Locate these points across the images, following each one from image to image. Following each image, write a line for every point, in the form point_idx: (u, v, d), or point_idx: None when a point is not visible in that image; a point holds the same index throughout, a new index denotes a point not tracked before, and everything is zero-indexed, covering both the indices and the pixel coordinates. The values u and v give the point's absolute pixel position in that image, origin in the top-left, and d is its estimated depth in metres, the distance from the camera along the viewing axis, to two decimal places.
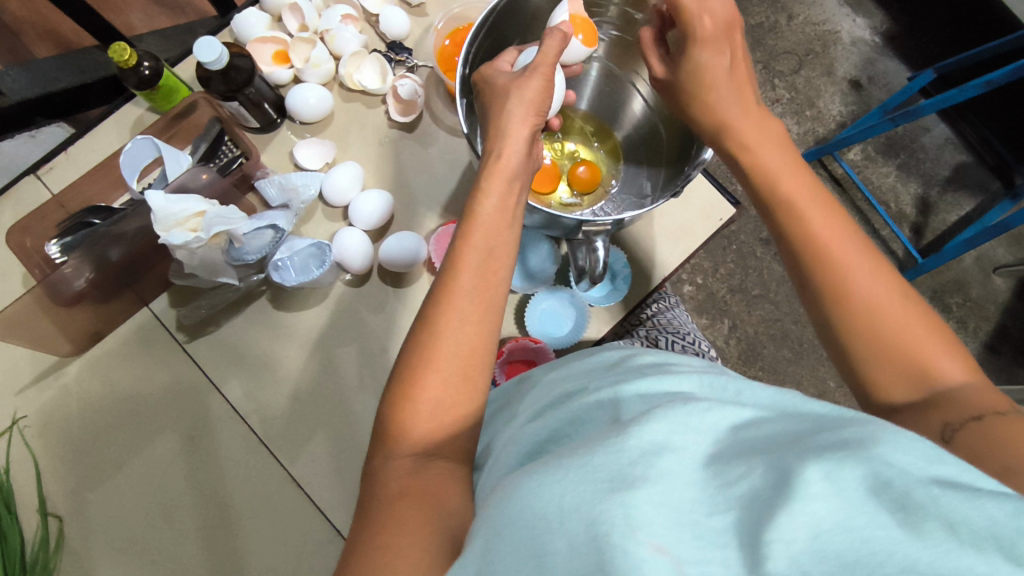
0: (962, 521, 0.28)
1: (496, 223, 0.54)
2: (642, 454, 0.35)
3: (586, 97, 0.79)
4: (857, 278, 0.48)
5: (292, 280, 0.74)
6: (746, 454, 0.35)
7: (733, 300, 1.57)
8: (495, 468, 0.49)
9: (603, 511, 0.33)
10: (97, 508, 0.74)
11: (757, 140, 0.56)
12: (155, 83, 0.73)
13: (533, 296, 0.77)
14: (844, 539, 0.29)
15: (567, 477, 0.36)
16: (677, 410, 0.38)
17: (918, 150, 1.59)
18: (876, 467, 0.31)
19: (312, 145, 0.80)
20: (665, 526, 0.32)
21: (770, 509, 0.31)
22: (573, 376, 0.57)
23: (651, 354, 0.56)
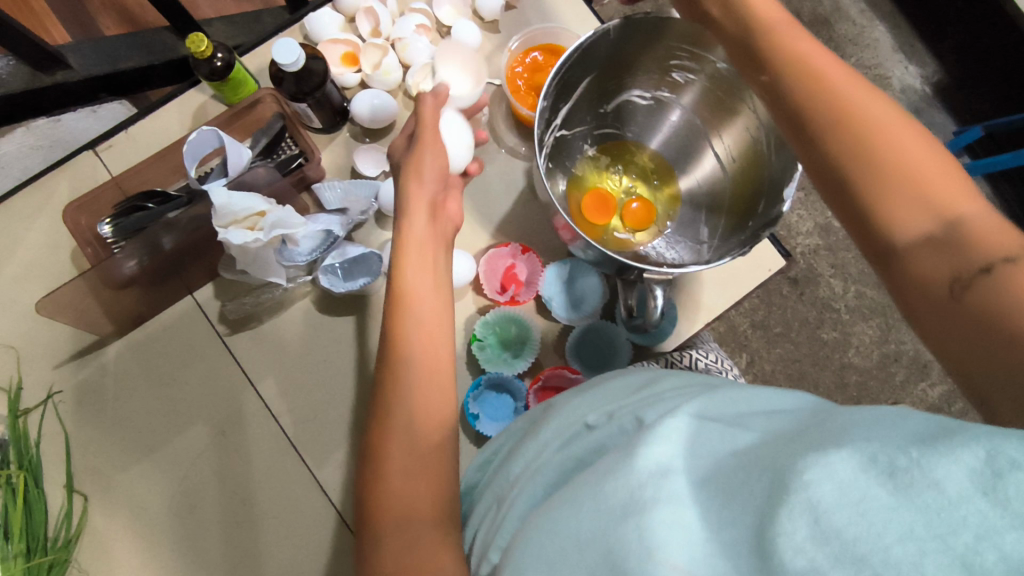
0: (946, 478, 0.28)
1: (427, 298, 0.60)
2: (652, 475, 0.37)
3: (658, 138, 0.78)
4: (868, 116, 0.43)
5: (340, 288, 0.74)
6: (744, 458, 0.37)
7: (753, 336, 1.56)
8: (522, 495, 0.50)
9: (617, 537, 0.35)
10: (123, 490, 0.74)
11: (766, 8, 0.50)
12: (227, 75, 0.73)
13: (576, 327, 0.77)
14: (841, 517, 0.29)
15: (583, 509, 0.38)
16: (678, 428, 0.39)
17: None
18: (857, 441, 0.32)
19: (371, 153, 0.79)
20: (686, 547, 0.33)
21: (772, 511, 0.32)
22: (596, 400, 0.56)
23: (676, 374, 0.56)
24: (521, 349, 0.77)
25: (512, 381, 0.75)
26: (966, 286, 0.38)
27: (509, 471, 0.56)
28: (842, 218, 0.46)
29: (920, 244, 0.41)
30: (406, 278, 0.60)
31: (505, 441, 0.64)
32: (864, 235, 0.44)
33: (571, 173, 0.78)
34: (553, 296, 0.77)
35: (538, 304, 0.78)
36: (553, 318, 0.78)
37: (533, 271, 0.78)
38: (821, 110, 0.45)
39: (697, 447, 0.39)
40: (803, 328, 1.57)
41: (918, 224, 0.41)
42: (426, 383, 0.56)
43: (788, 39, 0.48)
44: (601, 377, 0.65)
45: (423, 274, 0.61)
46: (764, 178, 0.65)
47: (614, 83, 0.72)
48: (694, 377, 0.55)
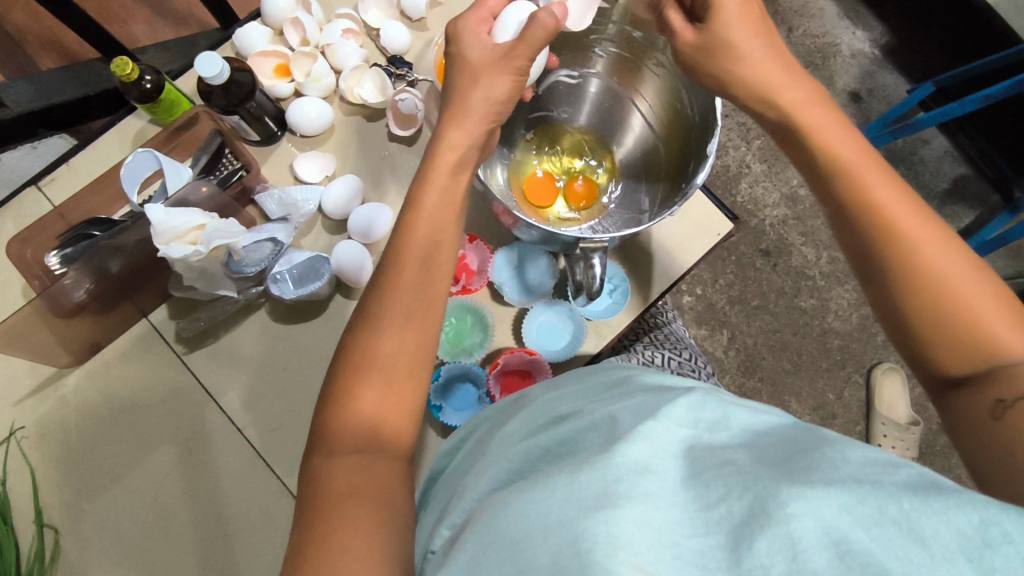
0: (933, 535, 0.31)
1: (442, 215, 0.55)
2: (626, 472, 0.39)
3: (585, 112, 0.79)
4: (920, 247, 0.47)
5: (289, 293, 0.75)
6: (719, 475, 0.39)
7: (732, 311, 1.56)
8: (477, 481, 0.50)
9: (585, 527, 0.36)
10: (94, 519, 0.74)
11: (805, 99, 0.56)
12: (157, 96, 0.74)
13: (530, 309, 0.77)
14: (821, 556, 0.32)
15: (555, 494, 0.39)
16: (653, 432, 0.41)
17: (918, 163, 1.63)
18: (845, 490, 0.34)
19: (313, 159, 0.80)
20: (646, 548, 0.35)
21: (749, 533, 0.34)
22: (569, 399, 0.57)
23: (653, 375, 0.57)
24: (479, 338, 0.78)
25: (472, 369, 0.75)
26: (1006, 411, 0.41)
27: (470, 464, 0.56)
28: (903, 350, 0.50)
29: (972, 377, 0.44)
30: (430, 194, 0.55)
31: (474, 431, 0.63)
32: (921, 364, 0.48)
33: (511, 159, 0.78)
34: (504, 281, 0.77)
35: (491, 291, 0.79)
36: (507, 303, 0.78)
37: (483, 259, 0.79)
38: (878, 236, 0.49)
39: (672, 457, 0.41)
40: (781, 298, 1.57)
41: (960, 368, 0.45)
42: (412, 349, 0.50)
43: (845, 146, 0.53)
44: (563, 377, 0.66)
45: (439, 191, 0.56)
46: (693, 139, 0.66)
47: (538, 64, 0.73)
48: (670, 378, 0.55)
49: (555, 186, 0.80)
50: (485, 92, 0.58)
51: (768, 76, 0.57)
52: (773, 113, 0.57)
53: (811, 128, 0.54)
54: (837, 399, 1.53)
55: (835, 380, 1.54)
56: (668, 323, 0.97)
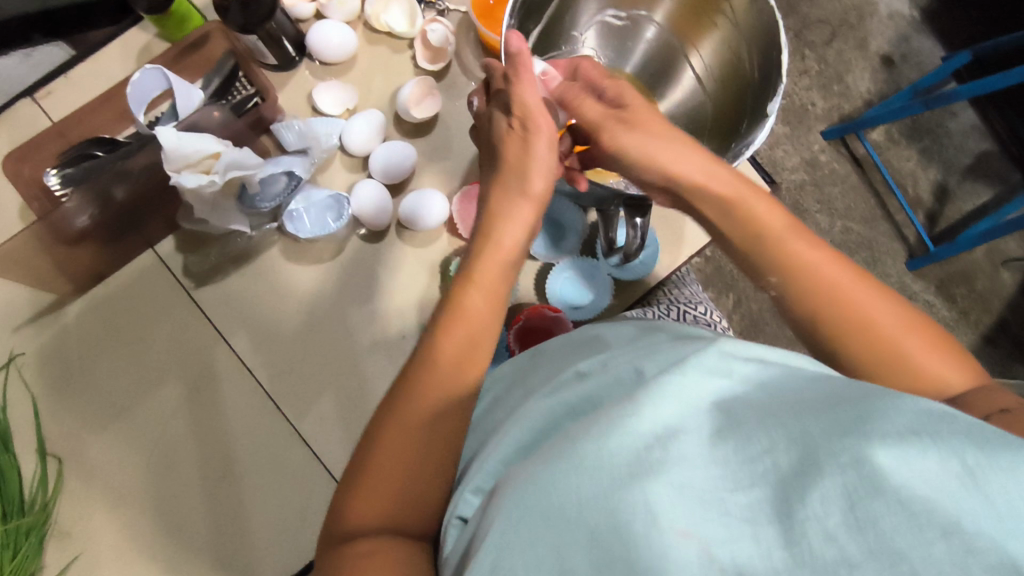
0: (998, 490, 0.28)
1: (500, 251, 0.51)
2: (655, 437, 0.35)
3: (633, 59, 0.73)
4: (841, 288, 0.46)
5: (306, 232, 0.71)
6: (763, 425, 0.35)
7: (740, 276, 1.55)
8: (501, 439, 0.47)
9: (624, 501, 0.32)
10: (97, 452, 0.72)
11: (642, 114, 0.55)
12: (167, 9, 0.68)
13: (556, 265, 0.75)
14: (880, 509, 0.29)
15: (583, 462, 0.35)
16: (667, 383, 0.38)
17: (943, 135, 1.59)
18: (902, 441, 0.30)
19: (334, 90, 0.75)
20: (688, 511, 0.32)
21: (798, 486, 0.31)
22: (592, 350, 0.54)
23: (682, 328, 0.53)
24: None
25: None
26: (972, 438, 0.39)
27: (493, 418, 0.53)
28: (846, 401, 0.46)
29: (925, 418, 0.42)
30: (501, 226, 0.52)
31: (494, 384, 0.60)
32: None
33: None
34: None
35: None
36: (531, 257, 0.76)
37: None
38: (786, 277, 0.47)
39: (701, 411, 0.37)
40: None
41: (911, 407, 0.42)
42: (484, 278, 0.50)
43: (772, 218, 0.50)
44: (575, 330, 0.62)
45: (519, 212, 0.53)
46: (749, 97, 0.63)
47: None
48: (690, 329, 0.52)
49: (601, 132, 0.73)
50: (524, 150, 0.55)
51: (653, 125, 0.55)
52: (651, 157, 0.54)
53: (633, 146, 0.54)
54: None
55: None
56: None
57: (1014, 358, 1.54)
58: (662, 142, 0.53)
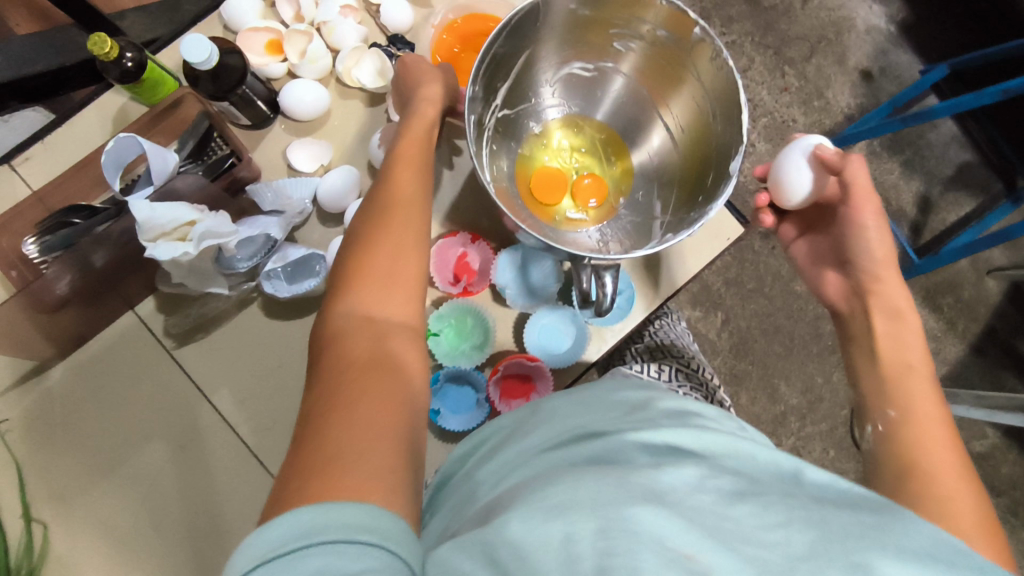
0: None
1: (405, 190, 0.60)
2: (675, 489, 0.37)
3: (603, 108, 0.75)
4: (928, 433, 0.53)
5: (284, 292, 0.72)
6: (779, 504, 0.36)
7: (728, 293, 1.56)
8: (494, 487, 0.47)
9: (633, 514, 0.34)
10: (83, 516, 0.72)
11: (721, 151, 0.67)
12: (140, 76, 0.68)
13: (533, 313, 0.75)
14: None
15: (600, 484, 0.37)
16: (700, 461, 0.40)
17: (924, 147, 1.61)
18: (911, 557, 0.33)
19: (306, 146, 0.76)
20: (691, 537, 0.33)
21: (811, 563, 0.33)
22: (589, 412, 0.52)
23: (677, 400, 0.52)
24: (480, 339, 0.76)
25: (471, 373, 0.74)
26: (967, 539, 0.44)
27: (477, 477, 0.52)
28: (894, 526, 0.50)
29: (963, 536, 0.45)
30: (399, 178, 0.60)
31: (486, 438, 0.59)
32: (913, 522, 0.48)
33: (517, 154, 0.75)
34: (507, 284, 0.75)
35: (493, 292, 0.77)
36: (509, 306, 0.76)
37: (485, 259, 0.76)
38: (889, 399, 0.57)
39: (720, 480, 0.39)
40: (777, 282, 1.56)
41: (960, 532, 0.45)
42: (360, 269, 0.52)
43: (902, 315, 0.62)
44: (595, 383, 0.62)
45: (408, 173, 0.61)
46: (712, 153, 0.66)
47: (533, 47, 0.68)
48: (688, 402, 0.52)
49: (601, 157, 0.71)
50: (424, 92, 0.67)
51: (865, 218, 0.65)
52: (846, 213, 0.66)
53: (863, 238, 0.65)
54: (828, 383, 1.54)
55: (825, 365, 1.54)
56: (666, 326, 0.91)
57: (1003, 366, 1.55)
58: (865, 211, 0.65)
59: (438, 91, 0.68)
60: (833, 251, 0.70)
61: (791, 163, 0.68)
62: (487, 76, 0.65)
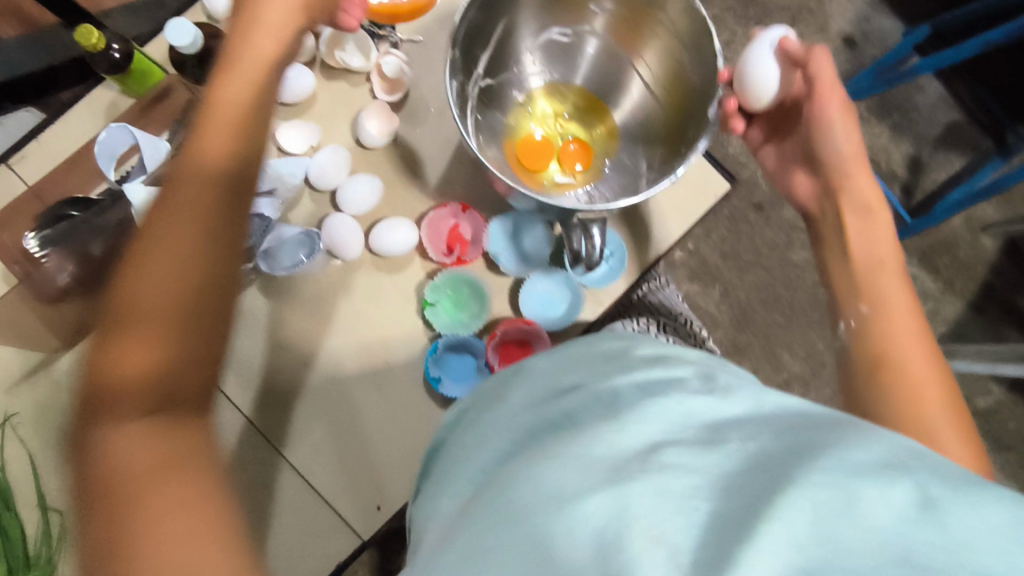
0: (965, 528, 0.29)
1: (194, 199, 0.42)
2: (633, 455, 0.35)
3: (581, 72, 0.77)
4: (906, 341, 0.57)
5: (281, 271, 0.73)
6: (741, 450, 0.35)
7: (725, 266, 1.56)
8: (475, 462, 0.47)
9: (591, 504, 0.33)
10: None
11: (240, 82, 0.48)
12: (127, 67, 0.70)
13: (527, 278, 0.77)
14: (850, 534, 0.29)
15: (558, 466, 0.36)
16: (655, 408, 0.39)
17: (911, 109, 1.61)
18: (872, 475, 0.32)
19: (295, 129, 0.77)
20: (652, 509, 0.32)
21: (767, 506, 0.31)
22: (567, 368, 0.51)
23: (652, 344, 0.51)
24: (477, 309, 0.77)
25: (471, 341, 0.75)
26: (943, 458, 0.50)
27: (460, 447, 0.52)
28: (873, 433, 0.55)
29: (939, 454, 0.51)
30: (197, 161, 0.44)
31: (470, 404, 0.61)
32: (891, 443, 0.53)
33: (502, 123, 0.76)
34: (500, 251, 0.76)
35: (486, 261, 0.78)
36: (503, 273, 0.78)
37: (477, 229, 0.77)
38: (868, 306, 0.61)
39: (680, 432, 0.37)
40: (774, 252, 1.57)
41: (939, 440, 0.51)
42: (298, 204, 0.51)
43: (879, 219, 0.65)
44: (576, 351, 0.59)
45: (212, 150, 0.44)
46: (693, 103, 0.67)
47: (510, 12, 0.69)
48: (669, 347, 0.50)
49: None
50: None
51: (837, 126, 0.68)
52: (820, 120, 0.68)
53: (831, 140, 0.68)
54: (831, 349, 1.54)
55: (827, 332, 1.54)
56: (659, 290, 0.94)
57: (1003, 321, 1.55)
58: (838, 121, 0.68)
59: (291, 3, 0.52)
60: (799, 151, 0.73)
61: (761, 57, 0.70)
62: (466, 41, 0.66)
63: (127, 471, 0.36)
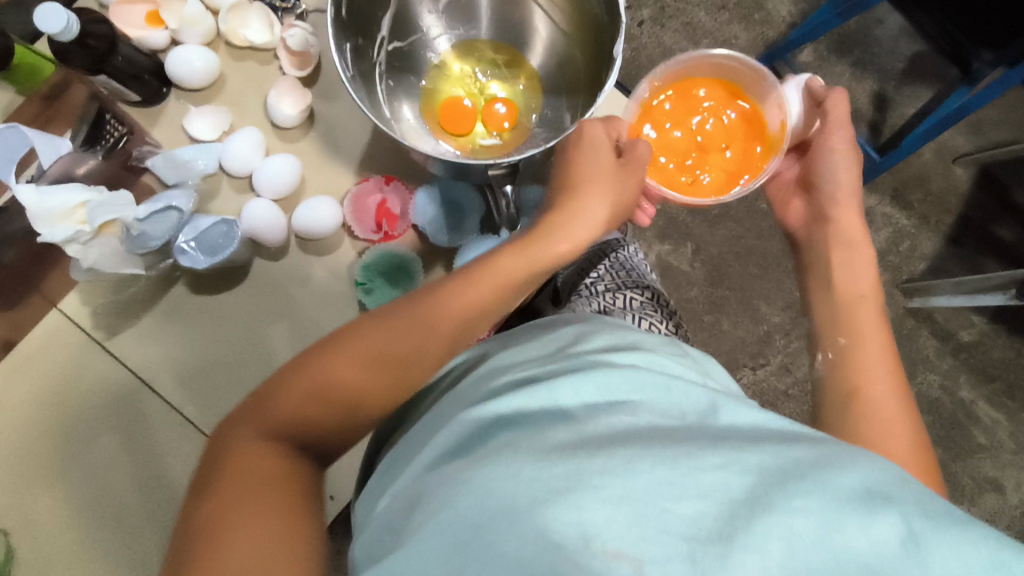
0: (939, 561, 0.31)
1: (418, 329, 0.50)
2: (601, 466, 0.34)
3: (484, 25, 0.72)
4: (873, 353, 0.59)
5: (202, 263, 0.70)
6: (704, 452, 0.35)
7: (695, 223, 1.53)
8: (410, 455, 0.46)
9: (547, 516, 0.32)
10: (43, 520, 0.72)
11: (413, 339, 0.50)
12: (10, 62, 0.67)
13: (462, 250, 0.74)
14: (823, 557, 0.31)
15: (522, 469, 0.35)
16: (614, 424, 0.39)
17: (872, 43, 1.56)
18: (852, 507, 0.32)
19: (205, 116, 0.74)
20: (624, 529, 0.31)
21: (742, 524, 0.32)
22: (518, 362, 0.50)
23: (604, 335, 0.52)
24: (411, 285, 0.74)
25: None
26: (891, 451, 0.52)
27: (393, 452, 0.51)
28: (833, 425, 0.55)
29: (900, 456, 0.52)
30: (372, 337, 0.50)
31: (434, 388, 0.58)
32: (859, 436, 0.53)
33: (419, 90, 0.73)
34: (429, 222, 0.73)
35: (418, 234, 0.76)
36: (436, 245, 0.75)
37: (405, 202, 0.74)
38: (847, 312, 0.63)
39: (643, 439, 0.37)
40: (743, 203, 1.53)
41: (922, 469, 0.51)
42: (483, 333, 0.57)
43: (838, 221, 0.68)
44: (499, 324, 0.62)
45: (376, 329, 0.50)
46: (604, 41, 0.63)
47: None
48: (622, 337, 0.52)
49: (691, 144, 0.72)
50: (587, 219, 0.59)
51: (837, 159, 0.68)
52: (836, 153, 0.68)
53: (831, 175, 0.68)
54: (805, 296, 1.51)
55: None
56: (622, 262, 0.90)
57: (983, 253, 1.51)
58: (840, 158, 0.68)
59: (597, 203, 0.59)
60: (799, 176, 0.73)
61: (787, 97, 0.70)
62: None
63: (254, 479, 0.42)
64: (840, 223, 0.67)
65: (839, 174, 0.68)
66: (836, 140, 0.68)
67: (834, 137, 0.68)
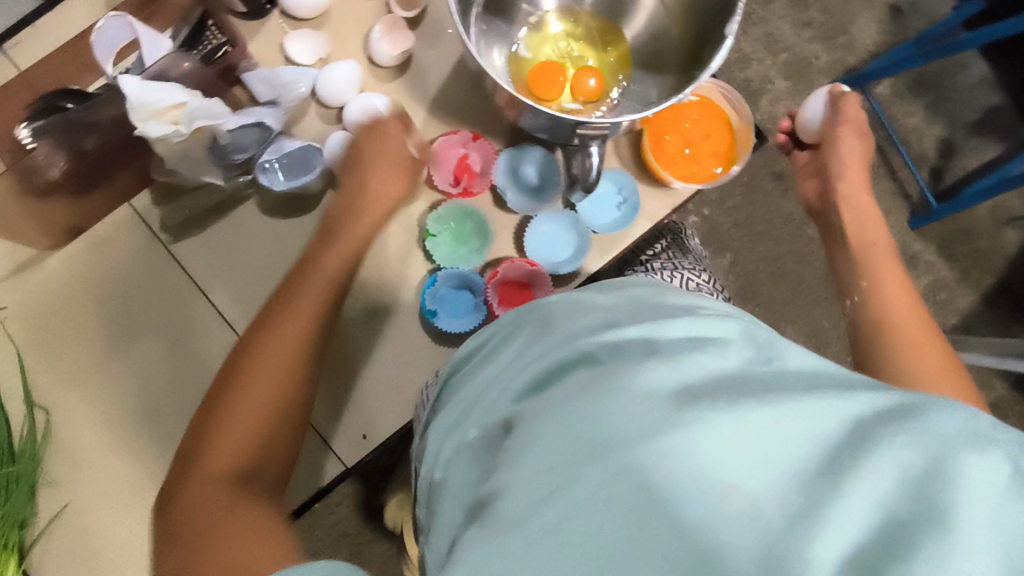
0: None
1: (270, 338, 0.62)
2: (694, 410, 0.32)
3: None
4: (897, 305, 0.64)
5: (280, 185, 0.70)
6: (800, 398, 0.33)
7: (737, 236, 1.51)
8: (482, 391, 0.44)
9: (642, 456, 0.31)
10: (81, 405, 0.73)
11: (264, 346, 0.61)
12: None
13: (534, 218, 0.74)
14: (944, 503, 0.28)
15: (615, 407, 0.33)
16: (700, 364, 0.36)
17: (950, 88, 1.53)
18: (967, 448, 0.30)
19: (305, 39, 0.73)
20: (727, 465, 0.30)
21: (853, 474, 0.30)
22: (588, 304, 0.46)
23: (682, 293, 0.45)
24: (479, 245, 0.75)
25: (470, 277, 0.73)
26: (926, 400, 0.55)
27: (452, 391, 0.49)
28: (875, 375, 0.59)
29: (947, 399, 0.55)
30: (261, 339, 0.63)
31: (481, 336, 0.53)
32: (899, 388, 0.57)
33: (507, 43, 0.72)
34: (507, 187, 0.74)
35: (494, 197, 0.75)
36: (510, 210, 0.75)
37: (486, 160, 0.74)
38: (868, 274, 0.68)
39: (730, 380, 0.35)
40: (787, 225, 1.51)
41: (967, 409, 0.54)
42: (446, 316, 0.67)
43: (877, 226, 0.73)
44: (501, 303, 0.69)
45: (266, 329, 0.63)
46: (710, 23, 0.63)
47: None
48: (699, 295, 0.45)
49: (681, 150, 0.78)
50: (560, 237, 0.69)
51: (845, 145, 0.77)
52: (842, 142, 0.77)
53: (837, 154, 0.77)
54: (831, 328, 1.51)
55: (832, 310, 1.50)
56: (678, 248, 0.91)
57: (1015, 319, 1.49)
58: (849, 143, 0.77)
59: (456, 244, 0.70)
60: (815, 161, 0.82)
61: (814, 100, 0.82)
62: None
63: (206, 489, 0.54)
64: (850, 198, 0.75)
65: (847, 156, 0.77)
66: (850, 145, 0.77)
67: (844, 129, 0.78)
